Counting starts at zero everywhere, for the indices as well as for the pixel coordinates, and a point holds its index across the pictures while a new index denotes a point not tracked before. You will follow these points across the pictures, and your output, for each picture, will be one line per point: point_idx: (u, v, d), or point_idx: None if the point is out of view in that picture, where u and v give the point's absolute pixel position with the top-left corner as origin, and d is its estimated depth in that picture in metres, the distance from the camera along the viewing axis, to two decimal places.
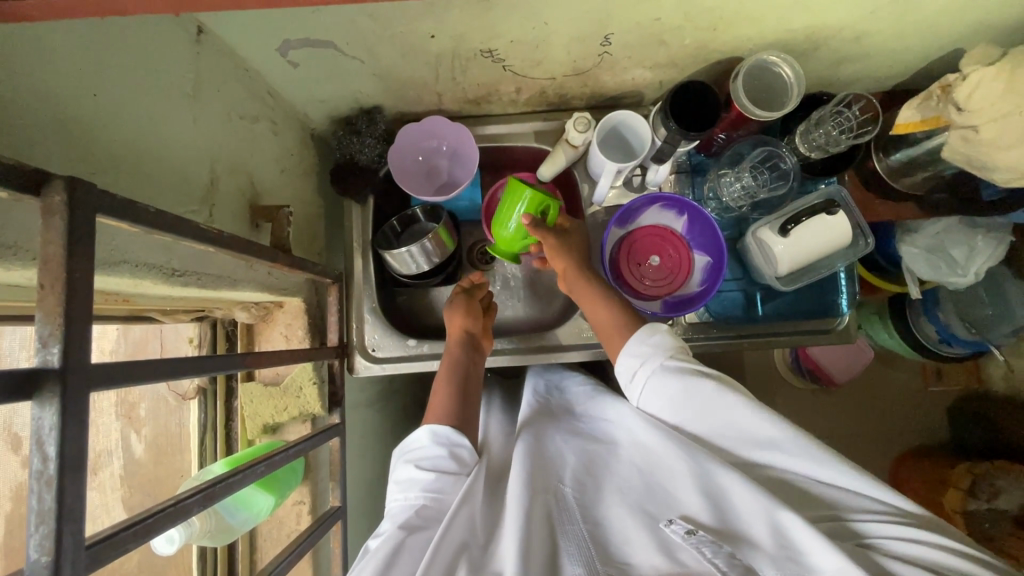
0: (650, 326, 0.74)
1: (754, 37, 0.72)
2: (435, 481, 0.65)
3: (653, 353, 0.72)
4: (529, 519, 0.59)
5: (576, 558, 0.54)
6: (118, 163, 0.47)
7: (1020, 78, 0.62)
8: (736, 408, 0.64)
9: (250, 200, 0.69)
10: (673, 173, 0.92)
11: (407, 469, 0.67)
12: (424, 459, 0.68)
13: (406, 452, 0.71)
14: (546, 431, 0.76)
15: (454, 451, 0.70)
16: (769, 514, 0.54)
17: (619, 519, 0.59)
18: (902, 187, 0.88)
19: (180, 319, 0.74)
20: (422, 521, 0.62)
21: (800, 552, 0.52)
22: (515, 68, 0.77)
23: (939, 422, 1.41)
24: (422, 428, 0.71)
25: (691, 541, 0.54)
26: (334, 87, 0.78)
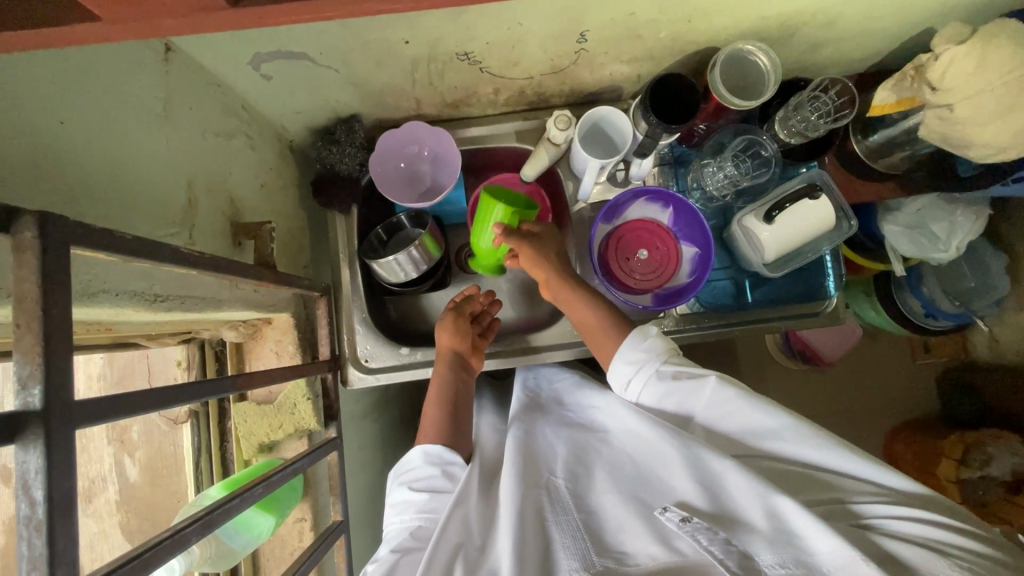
0: (641, 330, 0.74)
1: (729, 26, 0.72)
2: (429, 501, 0.66)
3: (649, 359, 0.71)
4: (521, 516, 0.58)
5: (572, 552, 0.54)
6: (91, 192, 0.46)
7: (992, 54, 0.63)
8: (734, 400, 0.64)
9: (231, 218, 0.67)
10: (656, 166, 0.92)
11: (400, 491, 0.68)
12: (417, 480, 0.68)
13: (400, 473, 0.71)
14: (536, 424, 0.75)
15: (447, 468, 0.70)
16: (765, 499, 0.55)
17: (613, 509, 0.59)
18: (881, 167, 0.88)
19: (167, 344, 0.73)
20: (417, 540, 0.62)
21: (797, 536, 0.52)
22: (492, 69, 0.77)
23: (929, 393, 1.44)
24: (414, 449, 0.72)
25: (686, 528, 0.53)
26: (310, 98, 0.77)
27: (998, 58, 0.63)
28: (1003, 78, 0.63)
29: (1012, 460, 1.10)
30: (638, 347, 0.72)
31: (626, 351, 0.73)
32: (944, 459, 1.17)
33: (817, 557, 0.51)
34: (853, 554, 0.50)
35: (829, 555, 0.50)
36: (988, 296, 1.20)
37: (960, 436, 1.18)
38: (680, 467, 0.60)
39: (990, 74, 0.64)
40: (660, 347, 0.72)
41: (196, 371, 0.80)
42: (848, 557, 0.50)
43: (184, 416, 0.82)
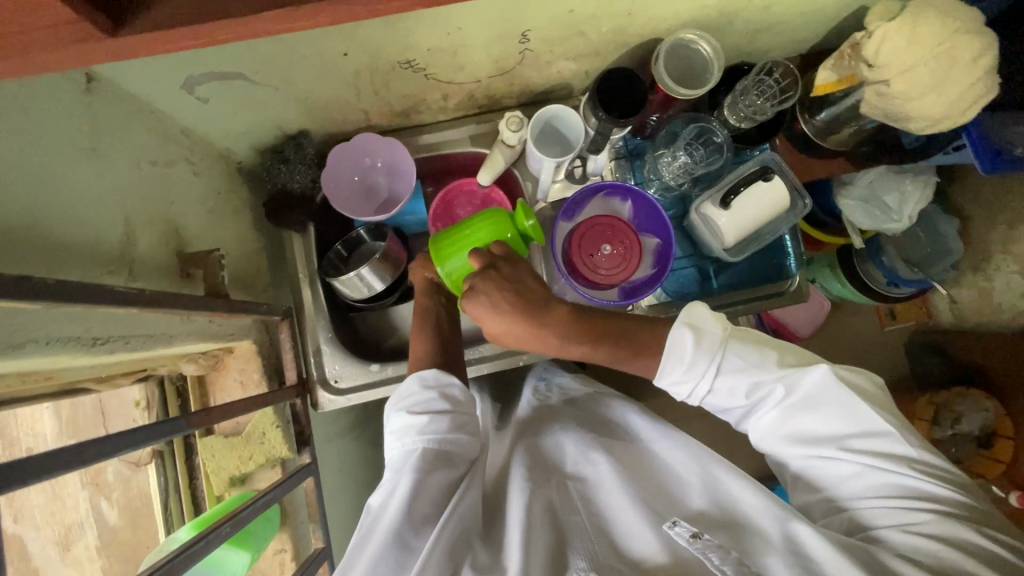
0: (678, 327, 0.60)
1: (670, 17, 0.73)
2: (431, 423, 0.61)
3: (707, 367, 0.59)
4: (531, 516, 0.59)
5: (581, 554, 0.55)
6: (9, 238, 0.43)
7: (921, 29, 0.65)
8: (834, 391, 0.57)
9: (177, 248, 0.65)
10: (612, 160, 0.93)
11: (397, 416, 0.62)
12: (415, 404, 0.62)
13: (395, 399, 0.64)
14: (547, 431, 0.77)
15: (444, 391, 0.63)
16: (780, 515, 0.56)
17: (622, 512, 0.60)
18: (829, 145, 0.90)
19: (122, 385, 0.70)
20: (423, 466, 0.58)
21: (813, 560, 0.52)
22: (438, 75, 0.75)
23: (899, 358, 1.49)
24: (408, 376, 0.64)
25: (697, 546, 0.54)
26: (252, 117, 0.74)
27: (927, 31, 0.65)
28: (934, 52, 0.65)
29: (980, 415, 1.24)
30: (679, 374, 0.60)
31: (674, 384, 0.61)
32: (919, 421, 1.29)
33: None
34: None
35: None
36: (948, 258, 1.28)
37: (930, 396, 1.30)
38: (697, 487, 0.64)
39: (922, 47, 0.65)
40: (705, 363, 0.59)
41: (157, 411, 0.78)
42: None
43: (147, 457, 0.78)
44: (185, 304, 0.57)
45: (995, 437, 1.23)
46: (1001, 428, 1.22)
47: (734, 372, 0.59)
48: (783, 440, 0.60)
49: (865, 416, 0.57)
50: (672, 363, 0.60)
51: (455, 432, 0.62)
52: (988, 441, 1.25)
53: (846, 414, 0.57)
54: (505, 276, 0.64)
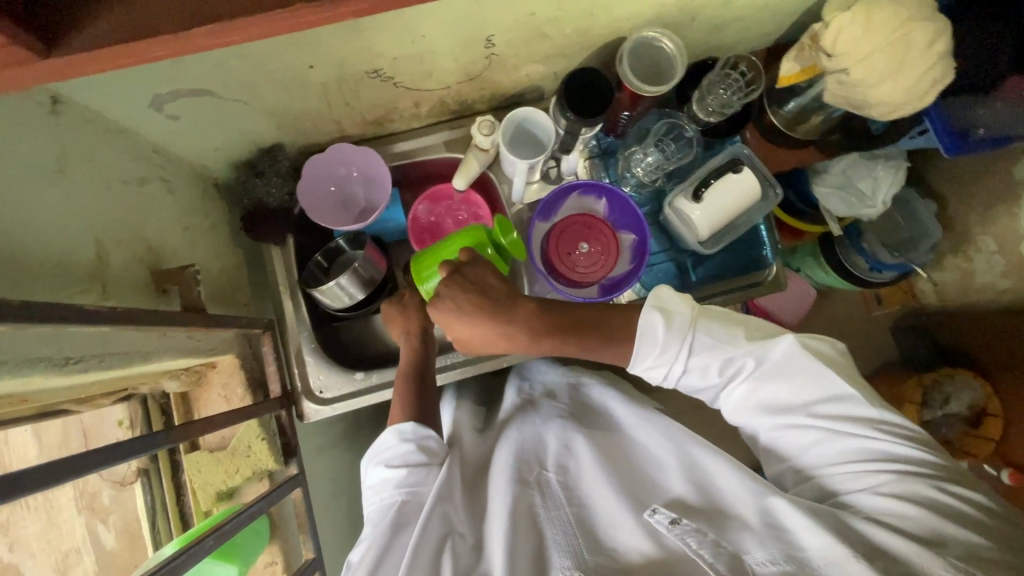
0: (648, 308, 0.62)
1: (631, 16, 0.74)
2: (410, 476, 0.64)
3: (679, 347, 0.61)
4: (516, 515, 0.61)
5: (564, 551, 0.57)
6: None
7: (876, 18, 0.66)
8: (799, 360, 0.60)
9: (151, 265, 0.65)
10: (586, 160, 0.94)
11: (377, 471, 0.65)
12: (393, 457, 0.65)
13: (373, 453, 0.68)
14: (528, 421, 0.79)
15: (422, 443, 0.67)
16: (756, 496, 0.59)
17: (603, 502, 0.62)
18: (801, 134, 0.91)
19: (103, 405, 0.70)
20: (402, 519, 0.62)
21: (787, 532, 0.54)
22: (407, 83, 0.76)
23: (886, 341, 1.53)
24: (387, 430, 0.67)
25: (676, 532, 0.56)
26: (224, 132, 0.75)
27: (882, 20, 0.66)
28: (889, 39, 0.67)
29: (969, 395, 1.25)
30: (653, 357, 0.62)
31: (649, 368, 0.63)
32: (907, 404, 1.31)
33: (805, 556, 0.52)
34: (847, 554, 0.50)
35: (818, 550, 0.51)
36: (926, 240, 1.29)
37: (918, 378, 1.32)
38: (675, 466, 0.66)
39: (878, 36, 0.67)
40: (677, 344, 0.61)
41: (142, 428, 0.77)
42: (840, 550, 0.51)
43: (132, 476, 0.77)
44: (155, 321, 0.57)
45: (984, 415, 1.25)
46: (990, 407, 1.24)
47: (705, 352, 0.61)
48: (755, 412, 0.62)
49: (836, 380, 0.60)
50: (644, 346, 0.62)
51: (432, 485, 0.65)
52: (977, 420, 1.26)
53: (814, 381, 0.60)
54: (466, 278, 0.66)
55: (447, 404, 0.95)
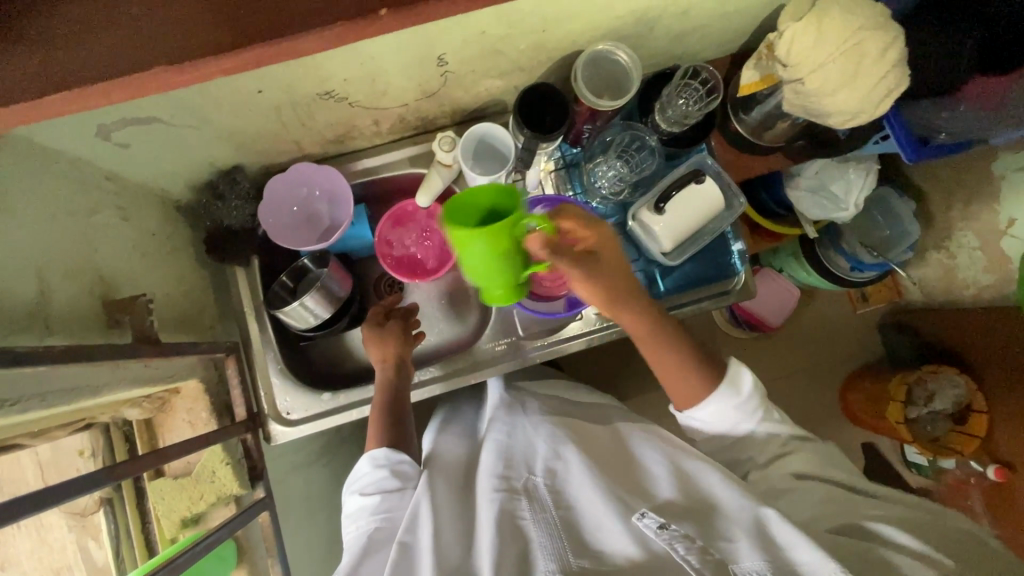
0: (737, 364, 0.74)
1: (586, 30, 0.73)
2: (381, 503, 0.69)
3: (754, 406, 0.73)
4: (502, 521, 0.61)
5: (549, 554, 0.56)
6: None
7: (827, 28, 0.66)
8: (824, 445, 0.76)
9: (103, 295, 0.64)
10: (551, 171, 0.93)
11: (352, 498, 0.71)
12: (367, 485, 0.71)
13: (353, 483, 0.73)
14: (517, 423, 0.80)
15: (395, 468, 0.72)
16: (752, 504, 0.62)
17: (591, 506, 0.63)
18: (768, 140, 0.90)
19: (61, 437, 0.69)
20: (374, 543, 0.66)
21: (779, 546, 0.56)
22: (363, 102, 0.76)
23: (868, 339, 1.53)
24: (361, 457, 0.73)
25: (663, 536, 0.56)
26: (179, 157, 0.74)
27: (834, 30, 0.66)
28: (841, 49, 0.66)
29: (952, 392, 1.25)
30: (734, 405, 0.72)
31: (714, 415, 0.73)
32: (892, 402, 1.30)
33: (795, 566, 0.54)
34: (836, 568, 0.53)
35: (810, 565, 0.54)
36: (907, 240, 1.27)
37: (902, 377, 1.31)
38: (666, 477, 0.69)
39: (830, 45, 0.66)
40: (755, 404, 0.73)
41: (105, 457, 0.75)
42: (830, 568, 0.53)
43: (94, 506, 0.76)
44: (92, 357, 0.56)
45: (969, 413, 1.24)
46: (974, 403, 1.23)
47: (769, 422, 0.74)
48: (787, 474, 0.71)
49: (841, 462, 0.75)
50: (727, 398, 0.72)
51: (403, 508, 0.69)
52: (962, 417, 1.25)
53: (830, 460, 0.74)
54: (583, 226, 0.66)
55: (430, 429, 0.93)
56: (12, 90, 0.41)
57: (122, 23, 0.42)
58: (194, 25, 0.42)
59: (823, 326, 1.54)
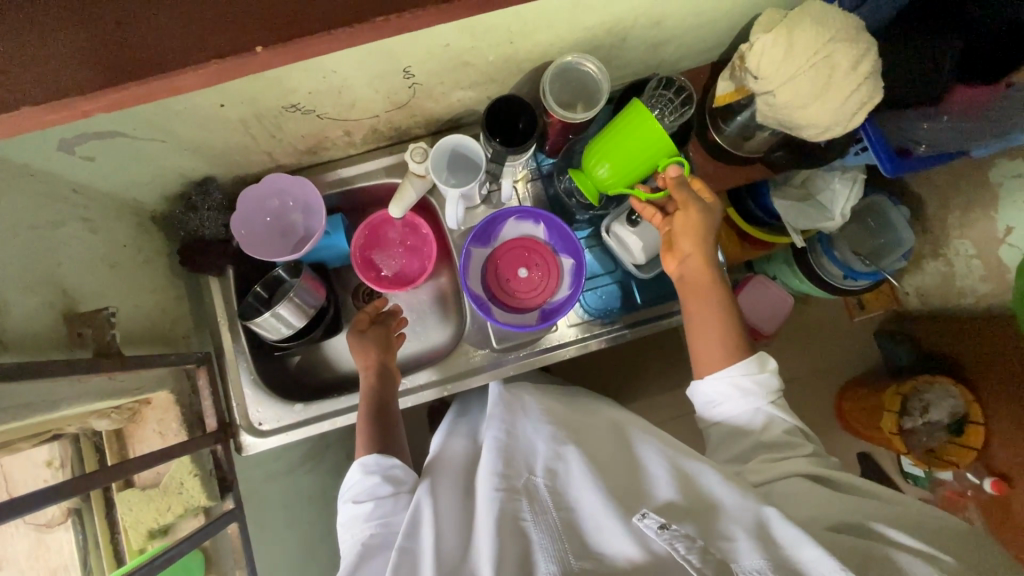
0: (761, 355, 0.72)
1: (555, 42, 0.72)
2: (375, 510, 0.67)
3: (764, 381, 0.71)
4: (501, 524, 0.57)
5: (550, 557, 0.54)
6: None
7: (796, 40, 0.65)
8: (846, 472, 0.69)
9: (64, 309, 0.65)
10: (527, 181, 0.93)
11: (344, 507, 0.69)
12: (360, 492, 0.69)
13: (344, 493, 0.71)
14: (517, 419, 0.76)
15: (387, 473, 0.71)
16: (751, 502, 0.58)
17: (591, 505, 0.59)
18: (748, 152, 0.88)
19: (26, 448, 0.69)
20: (369, 550, 0.64)
21: (780, 545, 0.53)
22: (331, 114, 0.75)
23: (863, 348, 1.50)
24: (353, 464, 0.72)
25: (664, 536, 0.53)
26: (149, 169, 0.74)
27: (803, 42, 0.64)
28: (811, 61, 0.65)
29: (948, 403, 1.22)
30: (744, 373, 0.71)
31: (723, 386, 0.71)
32: (886, 412, 1.28)
33: (798, 567, 0.52)
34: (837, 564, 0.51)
35: (813, 562, 0.51)
36: (900, 249, 1.24)
37: (898, 387, 1.28)
38: (665, 475, 0.65)
39: (800, 57, 0.65)
40: (766, 383, 0.71)
41: (73, 469, 0.74)
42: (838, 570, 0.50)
43: (60, 517, 0.75)
44: (44, 372, 0.56)
45: (967, 423, 1.21)
46: (971, 413, 1.20)
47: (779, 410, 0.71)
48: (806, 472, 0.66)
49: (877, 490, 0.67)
50: (739, 365, 0.71)
51: (398, 513, 0.67)
52: (958, 428, 1.22)
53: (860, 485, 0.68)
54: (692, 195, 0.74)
55: (440, 433, 0.88)
56: None
57: None
58: None
59: (819, 334, 1.51)
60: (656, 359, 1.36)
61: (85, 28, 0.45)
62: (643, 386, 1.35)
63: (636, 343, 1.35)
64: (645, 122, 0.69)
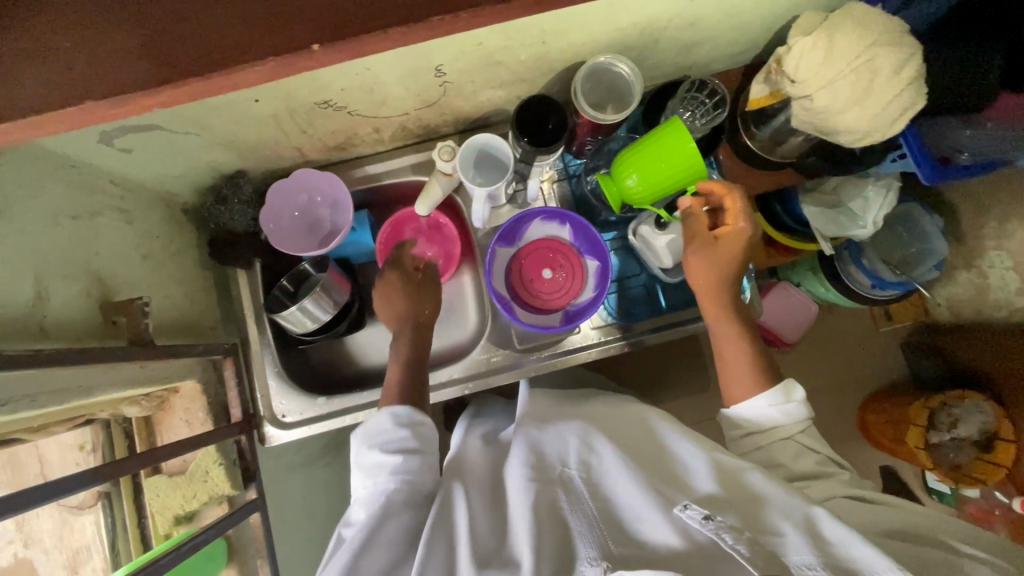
0: (790, 385, 0.72)
1: (587, 42, 0.72)
2: (402, 463, 0.67)
3: (791, 410, 0.71)
4: (539, 512, 0.60)
5: (589, 541, 0.56)
6: None
7: (837, 42, 0.63)
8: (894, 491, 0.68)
9: (100, 298, 0.66)
10: (553, 182, 0.92)
11: (371, 451, 0.68)
12: (388, 441, 0.69)
13: (366, 434, 0.71)
14: (549, 418, 0.78)
15: (416, 428, 0.71)
16: (800, 501, 0.57)
17: (629, 495, 0.60)
18: (779, 156, 0.87)
19: (60, 432, 0.71)
20: (392, 505, 0.64)
21: (834, 545, 0.52)
22: (362, 110, 0.76)
23: (889, 359, 1.47)
24: (382, 411, 0.71)
25: (709, 525, 0.51)
26: (183, 162, 0.75)
27: (844, 45, 0.63)
28: (851, 66, 0.63)
29: (980, 419, 1.19)
30: (769, 401, 0.71)
31: (754, 412, 0.72)
32: (912, 427, 1.24)
33: (851, 566, 0.50)
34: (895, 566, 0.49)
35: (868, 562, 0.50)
36: (933, 257, 1.21)
37: (925, 401, 1.25)
38: (704, 469, 0.64)
39: (841, 61, 0.63)
40: (795, 410, 0.71)
41: (104, 453, 0.77)
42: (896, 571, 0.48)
43: (90, 500, 0.78)
44: (82, 359, 0.57)
45: (996, 440, 1.18)
46: (1000, 430, 1.17)
47: (810, 438, 0.70)
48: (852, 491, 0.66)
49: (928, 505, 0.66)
50: (766, 395, 0.71)
51: (424, 472, 0.68)
52: (989, 444, 1.19)
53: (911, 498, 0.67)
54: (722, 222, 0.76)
55: (459, 428, 0.89)
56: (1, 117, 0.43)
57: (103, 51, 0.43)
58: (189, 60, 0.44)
59: (843, 345, 1.48)
60: (676, 364, 1.34)
61: (149, 25, 0.44)
62: (661, 392, 1.33)
63: (656, 348, 1.33)
64: (679, 141, 0.69)
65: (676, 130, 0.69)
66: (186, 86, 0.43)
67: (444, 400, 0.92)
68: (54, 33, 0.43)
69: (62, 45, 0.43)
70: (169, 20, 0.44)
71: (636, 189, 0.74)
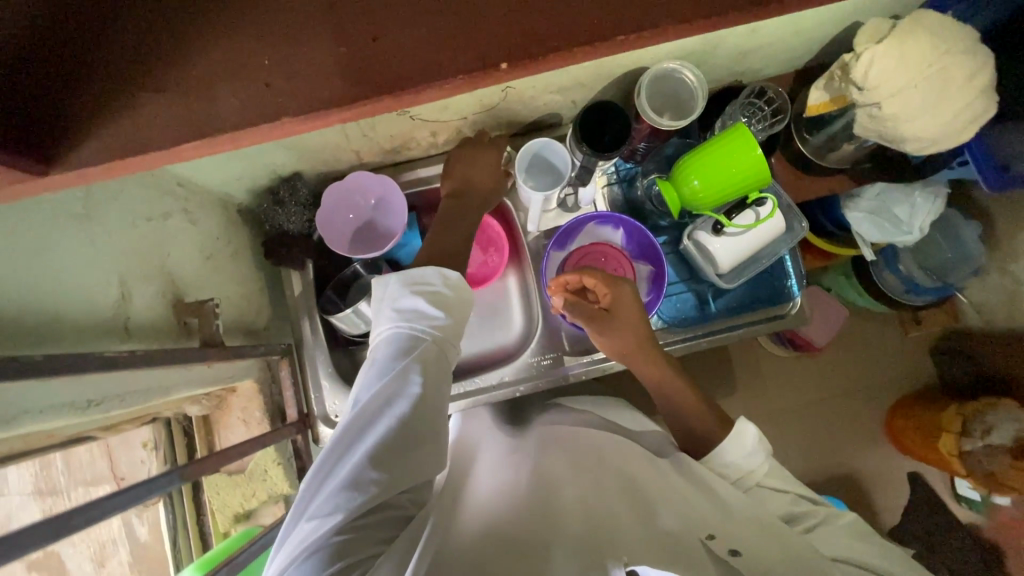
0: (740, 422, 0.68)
1: (650, 49, 0.72)
2: (447, 324, 0.60)
3: (753, 455, 0.67)
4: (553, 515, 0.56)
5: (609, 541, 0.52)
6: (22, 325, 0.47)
7: (909, 50, 0.63)
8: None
9: (173, 299, 0.67)
10: (604, 186, 0.93)
11: (411, 299, 0.60)
12: (435, 297, 0.61)
13: (408, 281, 0.62)
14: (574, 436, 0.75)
15: (462, 295, 0.63)
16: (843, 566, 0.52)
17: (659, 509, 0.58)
18: (833, 162, 0.86)
19: (127, 430, 0.72)
20: (433, 363, 0.57)
21: None
22: (423, 115, 0.76)
23: (920, 365, 1.46)
24: (432, 268, 0.63)
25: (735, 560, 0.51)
26: (247, 164, 0.76)
27: (916, 53, 0.63)
28: (923, 75, 0.63)
29: (1012, 427, 1.14)
30: (734, 450, 0.67)
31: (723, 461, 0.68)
32: (944, 433, 1.23)
33: None
34: None
35: None
36: (971, 263, 1.20)
37: (958, 409, 1.24)
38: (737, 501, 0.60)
39: (912, 70, 0.63)
40: (761, 455, 0.67)
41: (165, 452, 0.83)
42: None
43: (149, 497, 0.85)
44: (167, 358, 0.59)
45: None
46: None
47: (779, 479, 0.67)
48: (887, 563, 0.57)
49: None
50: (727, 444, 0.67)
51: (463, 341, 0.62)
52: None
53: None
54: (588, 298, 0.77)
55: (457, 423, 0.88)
56: (130, 142, 0.45)
57: (273, 74, 0.47)
58: (305, 84, 0.47)
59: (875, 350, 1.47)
60: None
61: (344, 45, 0.47)
62: None
63: None
64: (745, 148, 0.69)
65: (738, 135, 0.70)
66: (368, 106, 0.47)
67: (494, 402, 0.92)
68: (199, 56, 0.46)
69: (263, 62, 0.47)
70: (276, 46, 0.47)
71: (694, 190, 0.74)
